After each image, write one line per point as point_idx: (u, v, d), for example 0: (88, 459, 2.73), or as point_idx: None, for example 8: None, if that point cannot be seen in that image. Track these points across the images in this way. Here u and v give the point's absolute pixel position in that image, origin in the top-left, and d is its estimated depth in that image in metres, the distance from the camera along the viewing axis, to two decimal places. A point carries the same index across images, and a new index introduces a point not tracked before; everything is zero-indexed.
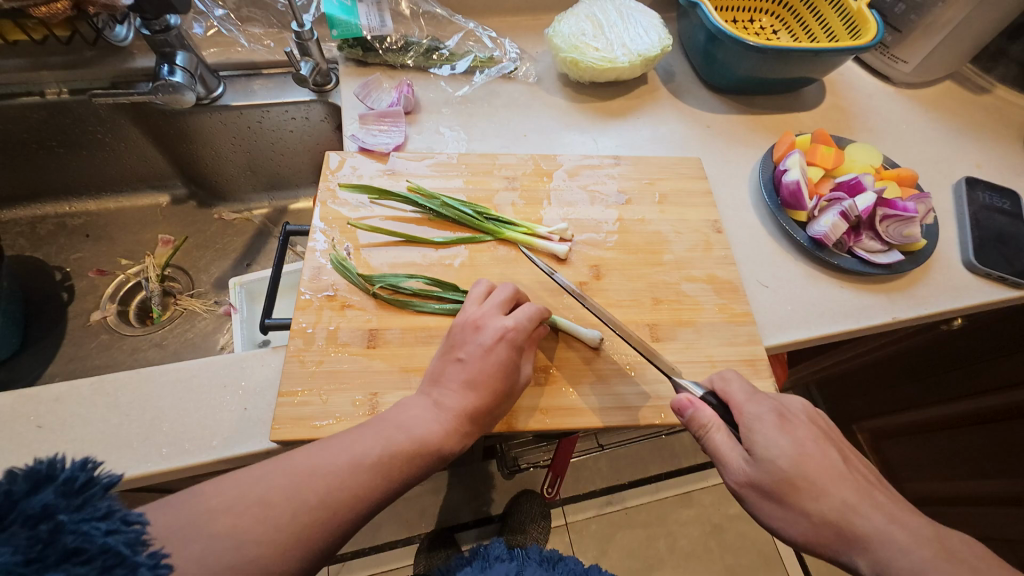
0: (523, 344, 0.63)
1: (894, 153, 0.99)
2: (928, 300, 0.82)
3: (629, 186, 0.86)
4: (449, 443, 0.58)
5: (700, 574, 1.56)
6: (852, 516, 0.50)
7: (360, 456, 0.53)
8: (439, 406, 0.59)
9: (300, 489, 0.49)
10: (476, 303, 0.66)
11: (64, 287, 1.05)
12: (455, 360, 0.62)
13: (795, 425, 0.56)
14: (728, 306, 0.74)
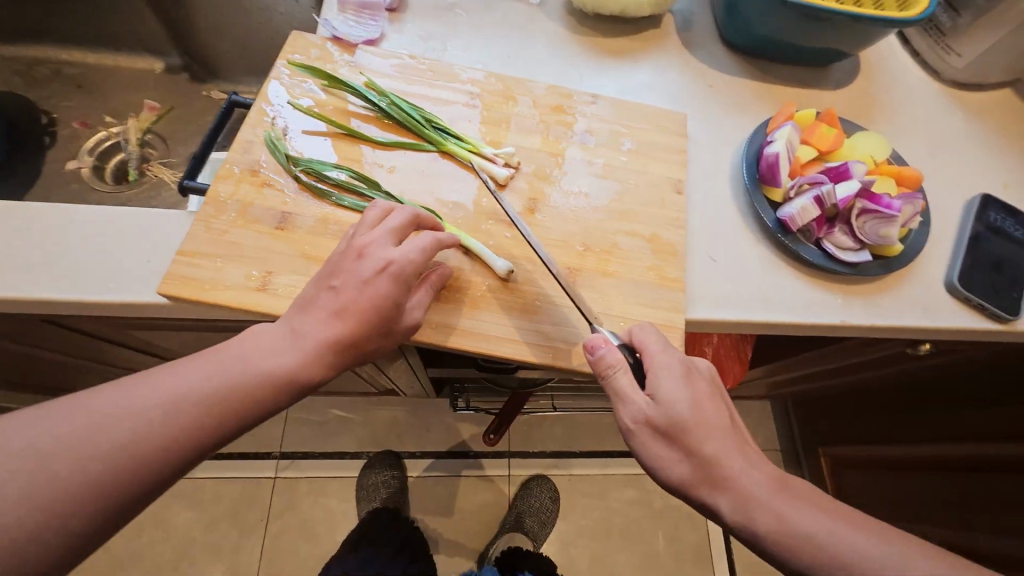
0: (411, 281, 0.59)
1: (910, 153, 0.89)
2: (889, 311, 0.75)
3: (598, 129, 0.80)
4: (317, 369, 0.55)
5: (621, 552, 1.57)
6: (728, 464, 0.53)
7: (230, 373, 0.53)
8: (306, 335, 0.55)
9: (160, 396, 0.50)
10: (367, 228, 0.61)
11: (48, 132, 1.08)
12: (329, 289, 0.57)
13: (696, 379, 0.57)
14: (661, 268, 0.71)
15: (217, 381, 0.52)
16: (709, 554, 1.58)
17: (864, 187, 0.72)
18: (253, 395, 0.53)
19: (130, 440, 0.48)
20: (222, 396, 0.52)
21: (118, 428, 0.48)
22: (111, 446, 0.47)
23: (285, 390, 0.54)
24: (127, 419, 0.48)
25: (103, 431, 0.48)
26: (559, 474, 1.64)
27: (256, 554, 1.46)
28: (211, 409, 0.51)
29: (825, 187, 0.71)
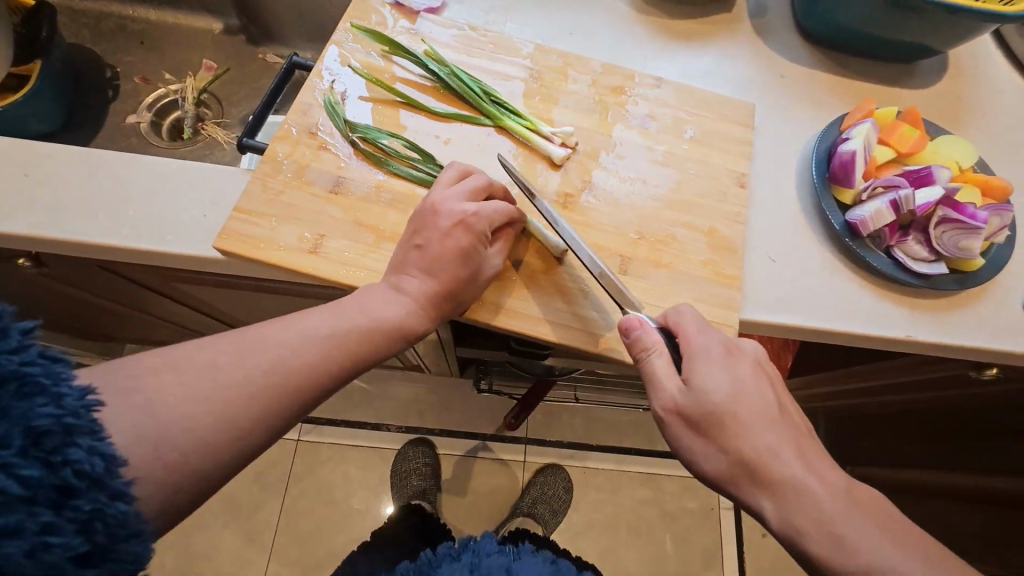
0: (485, 235, 0.61)
1: (998, 162, 0.82)
2: (962, 330, 0.69)
3: (660, 114, 0.77)
4: (415, 323, 0.59)
5: (633, 549, 1.53)
6: (770, 460, 0.51)
7: (312, 330, 0.53)
8: (399, 290, 0.59)
9: (250, 358, 0.49)
10: (445, 186, 0.63)
11: (111, 85, 1.11)
12: (414, 248, 0.60)
13: (738, 365, 0.55)
14: (716, 264, 0.69)
15: (326, 332, 0.54)
16: (720, 562, 1.52)
17: (946, 195, 0.67)
18: (359, 347, 0.55)
19: (249, 389, 0.48)
20: (330, 347, 0.53)
21: (236, 378, 0.48)
22: (234, 394, 0.47)
23: (385, 342, 0.57)
24: (224, 388, 0.47)
25: (223, 381, 0.47)
26: (573, 465, 1.60)
27: (275, 511, 1.50)
28: (322, 358, 0.53)
29: (903, 192, 0.66)
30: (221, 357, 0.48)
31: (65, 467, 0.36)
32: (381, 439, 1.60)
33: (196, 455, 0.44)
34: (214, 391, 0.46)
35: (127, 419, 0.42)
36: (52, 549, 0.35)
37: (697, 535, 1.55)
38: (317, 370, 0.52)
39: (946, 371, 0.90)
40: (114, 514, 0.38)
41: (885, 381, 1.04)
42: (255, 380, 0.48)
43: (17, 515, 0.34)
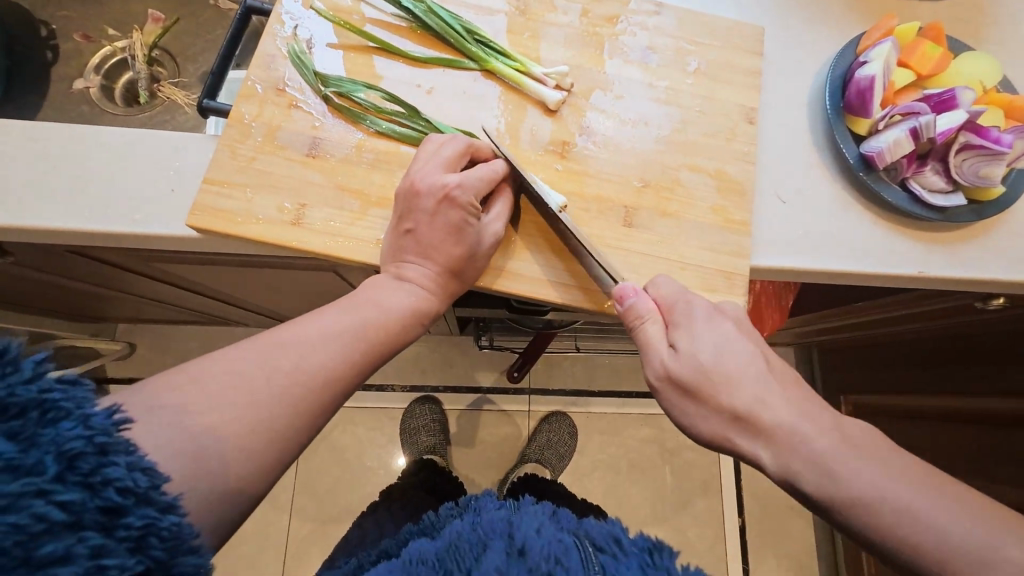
0: (475, 205, 0.57)
1: None
2: (978, 263, 0.67)
3: (661, 45, 0.70)
4: (429, 306, 0.56)
5: (638, 486, 1.59)
6: (767, 412, 0.50)
7: (330, 328, 0.51)
8: (401, 280, 0.56)
9: (272, 361, 0.46)
10: (422, 162, 0.57)
11: (48, 46, 0.99)
12: (405, 233, 0.57)
13: (723, 330, 0.54)
14: (726, 210, 0.65)
15: (340, 328, 0.51)
16: (719, 491, 1.59)
17: (969, 119, 0.62)
18: (377, 341, 0.53)
19: (276, 391, 0.45)
20: (348, 342, 0.51)
21: (260, 381, 0.45)
22: (263, 397, 0.44)
23: (400, 331, 0.55)
24: (246, 399, 0.44)
25: (249, 386, 0.44)
26: (577, 412, 1.64)
27: (291, 476, 1.54)
28: (344, 353, 0.50)
29: (924, 118, 0.62)
30: (242, 362, 0.45)
31: (107, 487, 0.33)
32: (386, 400, 1.62)
33: (237, 464, 0.42)
34: (240, 397, 0.44)
35: (159, 438, 0.39)
36: (107, 571, 0.33)
37: (699, 469, 1.61)
38: (340, 366, 0.49)
39: (945, 298, 0.90)
40: (168, 527, 0.35)
41: (882, 315, 1.06)
42: (279, 381, 0.46)
43: (64, 541, 0.32)
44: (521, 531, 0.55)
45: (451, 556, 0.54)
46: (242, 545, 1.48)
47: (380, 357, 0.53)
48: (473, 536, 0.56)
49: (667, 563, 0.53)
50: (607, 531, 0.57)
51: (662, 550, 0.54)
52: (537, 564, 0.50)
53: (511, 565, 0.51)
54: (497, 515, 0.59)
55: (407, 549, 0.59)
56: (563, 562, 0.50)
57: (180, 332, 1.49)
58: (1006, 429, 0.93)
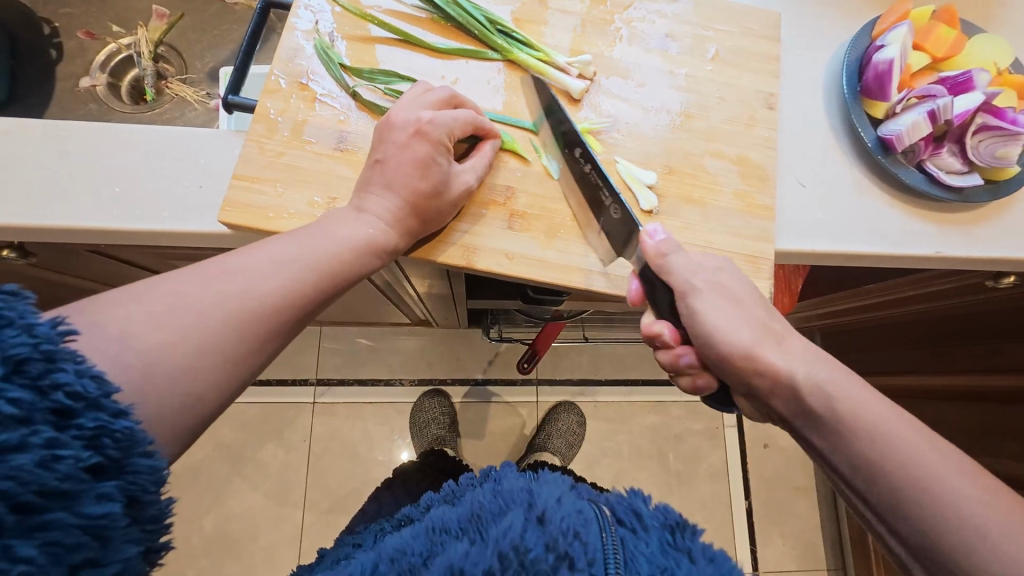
0: (446, 143, 0.57)
1: None
2: (993, 244, 0.69)
3: (679, 32, 0.71)
4: (390, 239, 0.55)
5: (646, 471, 1.61)
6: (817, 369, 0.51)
7: (282, 256, 0.48)
8: (363, 212, 0.55)
9: (218, 284, 0.43)
10: (412, 100, 0.59)
11: (53, 44, 0.97)
12: (374, 164, 0.57)
13: (750, 304, 0.56)
14: (749, 194, 0.66)
15: (294, 256, 0.48)
16: (725, 474, 1.62)
17: (986, 101, 0.64)
18: (330, 272, 0.50)
19: (224, 314, 0.42)
20: (304, 269, 0.48)
21: (206, 304, 0.42)
22: (212, 318, 0.41)
23: (357, 263, 0.52)
24: (197, 318, 0.41)
25: (195, 305, 0.41)
26: (585, 400, 1.66)
27: (303, 470, 1.55)
28: (296, 281, 0.47)
29: (942, 101, 0.63)
30: (188, 282, 0.42)
31: (56, 391, 0.31)
32: (395, 393, 1.63)
33: (187, 380, 0.39)
34: (182, 318, 0.40)
35: (104, 350, 0.36)
36: (63, 460, 0.31)
37: (706, 454, 1.63)
38: (298, 294, 0.47)
39: (951, 276, 0.92)
40: (121, 430, 0.34)
41: (890, 297, 1.09)
42: (229, 304, 0.43)
43: (16, 432, 0.30)
44: (541, 500, 0.55)
45: (474, 527, 0.56)
46: (257, 540, 1.49)
47: (334, 289, 0.50)
48: (494, 505, 0.58)
49: (689, 542, 0.54)
50: (626, 504, 0.58)
51: (685, 529, 0.56)
52: (555, 538, 0.51)
53: (530, 533, 0.52)
54: (517, 483, 0.60)
55: (430, 515, 0.63)
56: (581, 537, 0.51)
57: None
58: (1017, 402, 0.97)
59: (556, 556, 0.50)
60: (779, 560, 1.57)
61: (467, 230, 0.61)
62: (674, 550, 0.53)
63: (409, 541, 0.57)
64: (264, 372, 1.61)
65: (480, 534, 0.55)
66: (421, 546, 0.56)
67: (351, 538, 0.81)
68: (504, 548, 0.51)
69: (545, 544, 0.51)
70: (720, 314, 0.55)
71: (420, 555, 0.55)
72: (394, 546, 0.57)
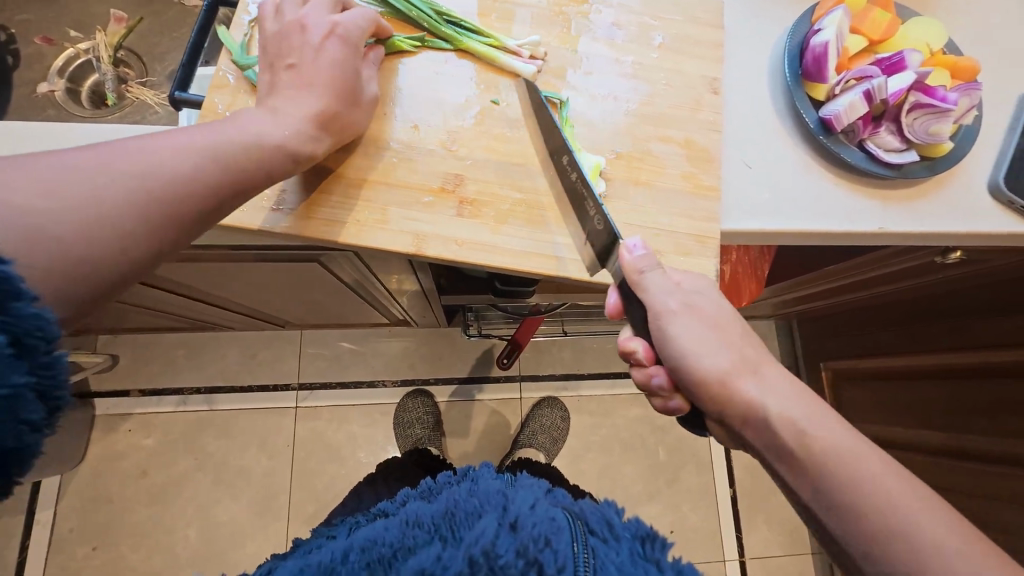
0: (362, 47, 0.61)
1: (977, 34, 0.78)
2: (932, 219, 0.71)
3: (626, 21, 0.72)
4: (302, 142, 0.55)
5: (630, 463, 1.62)
6: (807, 427, 0.50)
7: (188, 144, 0.48)
8: (276, 113, 0.55)
9: (110, 162, 0.44)
10: (314, 7, 0.61)
11: (9, 51, 0.97)
12: (285, 68, 0.58)
13: (725, 328, 0.56)
14: (695, 176, 0.68)
15: (196, 144, 0.49)
16: (709, 462, 1.64)
17: (917, 80, 0.66)
18: (238, 164, 0.51)
19: (121, 190, 0.43)
20: (210, 158, 0.49)
21: (98, 180, 0.42)
22: (107, 192, 0.42)
23: (270, 160, 0.53)
24: (88, 189, 0.41)
25: (86, 179, 0.42)
26: (568, 395, 1.67)
27: (287, 476, 1.54)
28: (201, 168, 0.48)
29: (875, 81, 0.65)
30: (77, 160, 0.42)
31: None
32: (377, 395, 1.63)
33: (65, 252, 0.39)
34: (63, 195, 0.40)
35: None
36: None
37: (689, 443, 1.65)
38: (202, 180, 0.48)
39: (906, 253, 0.94)
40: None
41: (855, 278, 1.11)
42: (123, 179, 0.43)
43: None
44: (515, 507, 0.58)
45: (447, 523, 0.58)
46: (240, 547, 1.48)
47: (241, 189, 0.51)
48: (469, 505, 0.60)
49: (658, 554, 0.54)
50: (600, 514, 0.58)
51: (656, 542, 0.55)
52: (526, 544, 0.53)
53: (501, 540, 0.54)
54: (495, 487, 0.63)
55: (405, 509, 0.64)
56: (551, 544, 0.52)
57: (164, 338, 1.59)
58: (990, 377, 0.98)
59: (525, 563, 0.51)
60: (763, 546, 1.58)
61: (417, 218, 0.62)
62: (644, 560, 0.53)
63: (380, 532, 0.58)
64: (243, 378, 1.60)
65: (452, 534, 0.56)
66: (392, 538, 0.57)
67: (326, 529, 0.81)
68: (475, 553, 0.52)
69: (515, 551, 0.52)
70: (689, 342, 0.55)
71: (389, 546, 0.56)
72: (366, 536, 0.58)
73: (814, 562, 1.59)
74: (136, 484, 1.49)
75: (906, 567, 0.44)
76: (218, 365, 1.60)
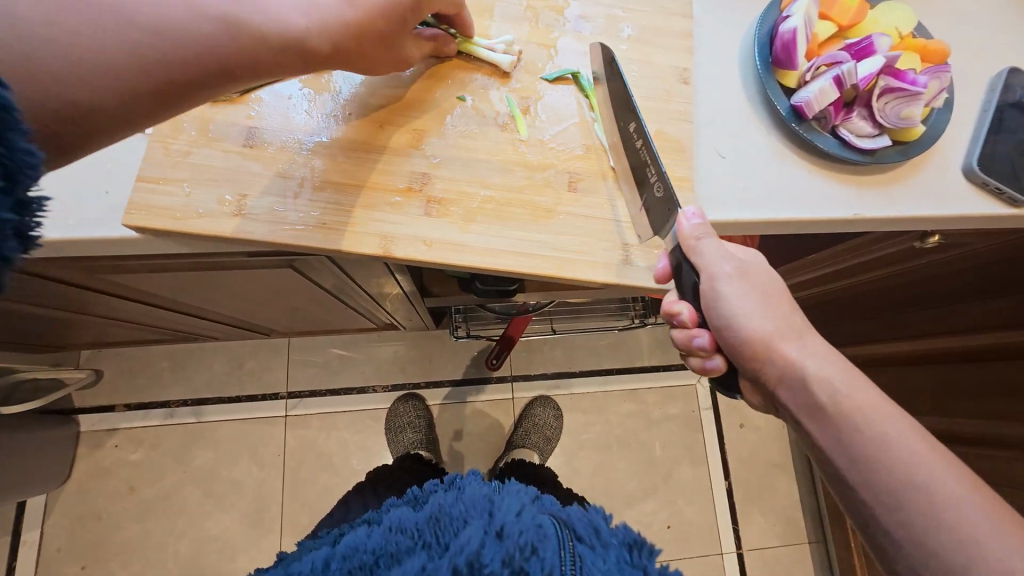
0: (423, 9, 0.60)
1: (945, 17, 0.78)
2: (906, 203, 0.71)
3: (594, 13, 0.71)
4: (320, 45, 0.52)
5: (625, 460, 1.62)
6: (850, 394, 0.52)
7: (201, 1, 0.43)
8: (310, 6, 0.51)
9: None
10: None
11: None
12: None
13: (774, 295, 0.57)
14: (667, 167, 0.67)
15: (210, 2, 0.44)
16: (704, 456, 1.63)
17: (887, 64, 0.66)
18: (254, 43, 0.46)
19: (116, 33, 0.38)
20: (221, 23, 0.44)
21: (88, 7, 0.37)
22: (94, 24, 0.37)
23: (286, 57, 0.49)
24: (80, 17, 0.37)
25: (69, 0, 0.36)
26: (560, 394, 1.66)
27: (278, 486, 1.52)
28: (210, 31, 0.43)
29: (845, 66, 0.64)
30: None
31: None
32: (367, 400, 1.61)
33: (68, 81, 0.36)
34: (60, 15, 0.36)
35: None
36: None
37: (683, 438, 1.64)
38: (209, 46, 0.43)
39: (887, 239, 0.94)
40: None
41: (840, 267, 1.11)
42: (121, 24, 0.39)
43: None
44: (501, 513, 0.56)
45: (432, 528, 0.57)
46: (232, 560, 1.46)
47: (255, 66, 0.47)
48: (455, 509, 0.58)
49: (644, 561, 0.55)
50: (587, 520, 0.58)
51: (642, 548, 0.56)
52: (511, 554, 0.52)
53: (487, 548, 0.52)
54: (481, 490, 0.61)
55: (388, 515, 0.62)
56: (538, 553, 0.52)
57: (147, 351, 1.56)
58: (977, 359, 0.98)
59: (511, 571, 0.51)
60: (761, 538, 1.58)
61: (385, 219, 0.61)
62: (631, 567, 0.54)
63: (362, 538, 0.56)
64: (230, 388, 1.58)
65: (437, 540, 0.55)
66: (375, 543, 0.56)
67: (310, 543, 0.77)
68: (460, 563, 0.51)
69: (501, 561, 0.51)
70: (739, 303, 0.56)
71: (372, 554, 0.54)
72: (349, 542, 0.56)
73: (811, 552, 1.59)
74: (123, 501, 1.47)
75: (920, 518, 0.48)
76: (203, 376, 1.57)
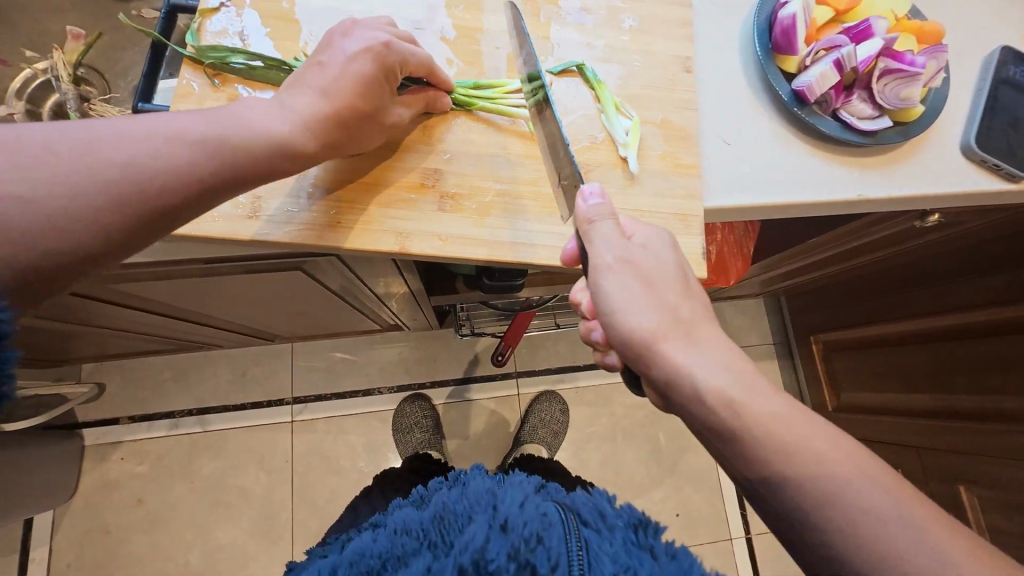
0: (397, 71, 0.59)
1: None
2: (907, 183, 0.72)
3: (594, 6, 0.72)
4: (294, 142, 0.52)
5: (632, 450, 1.63)
6: (742, 398, 0.46)
7: (185, 132, 0.47)
8: (282, 108, 0.53)
9: (102, 147, 0.43)
10: (378, 28, 0.60)
11: None
12: (315, 66, 0.56)
13: (664, 283, 0.52)
14: (674, 156, 0.68)
15: (197, 134, 0.48)
16: None
17: (885, 46, 0.67)
18: (237, 163, 0.49)
19: (103, 178, 0.42)
20: (202, 149, 0.47)
21: (83, 165, 0.41)
22: (84, 177, 0.41)
23: (270, 162, 0.51)
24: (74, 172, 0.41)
25: (62, 161, 0.41)
26: (565, 387, 1.67)
27: (288, 492, 1.52)
28: (193, 160, 0.46)
29: (845, 50, 0.65)
30: (95, 137, 0.43)
31: None
32: (374, 402, 1.61)
33: (72, 226, 0.40)
34: (52, 173, 0.40)
35: None
36: None
37: None
38: (192, 178, 0.46)
39: (884, 221, 0.96)
40: None
41: (839, 251, 1.12)
42: (108, 171, 0.42)
43: None
44: (504, 506, 0.57)
45: (437, 527, 0.58)
46: (245, 567, 1.45)
47: (234, 181, 0.49)
48: (459, 508, 0.59)
49: (651, 540, 0.55)
50: (591, 505, 0.59)
51: (648, 527, 0.56)
52: (516, 546, 0.52)
53: (492, 542, 0.53)
54: (483, 486, 0.62)
55: (392, 518, 0.63)
56: (543, 542, 0.52)
57: (150, 362, 1.55)
58: (976, 335, 1.00)
59: (517, 565, 0.51)
60: None
61: (399, 216, 0.61)
62: (637, 548, 0.54)
63: (369, 543, 0.58)
64: (235, 395, 1.57)
65: (442, 539, 0.56)
66: (380, 548, 0.57)
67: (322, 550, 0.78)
68: (465, 560, 0.52)
69: (507, 553, 0.52)
70: (624, 297, 0.52)
71: (379, 557, 0.56)
72: (355, 548, 0.57)
73: None
74: (131, 513, 1.46)
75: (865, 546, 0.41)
76: (208, 385, 1.57)
